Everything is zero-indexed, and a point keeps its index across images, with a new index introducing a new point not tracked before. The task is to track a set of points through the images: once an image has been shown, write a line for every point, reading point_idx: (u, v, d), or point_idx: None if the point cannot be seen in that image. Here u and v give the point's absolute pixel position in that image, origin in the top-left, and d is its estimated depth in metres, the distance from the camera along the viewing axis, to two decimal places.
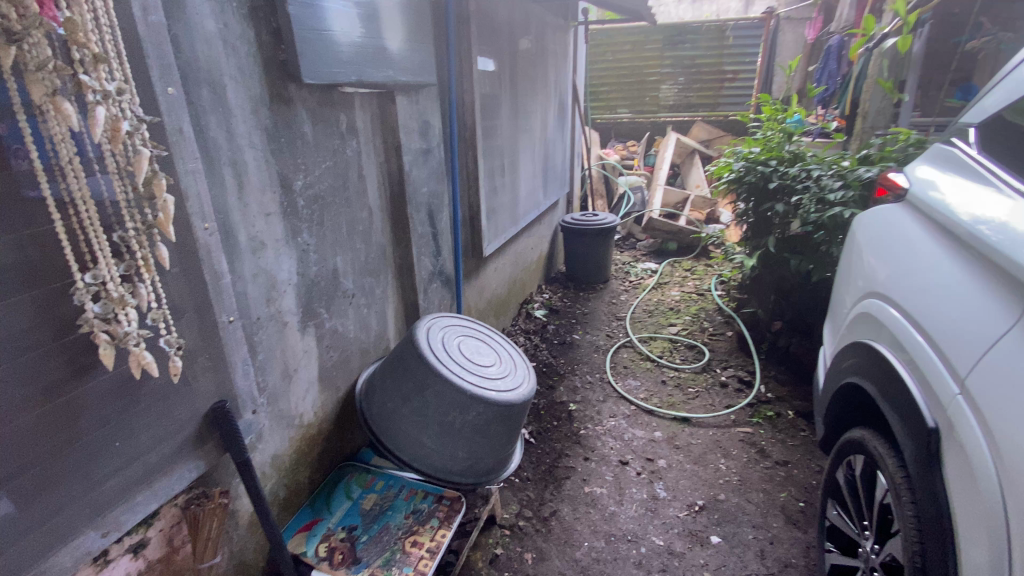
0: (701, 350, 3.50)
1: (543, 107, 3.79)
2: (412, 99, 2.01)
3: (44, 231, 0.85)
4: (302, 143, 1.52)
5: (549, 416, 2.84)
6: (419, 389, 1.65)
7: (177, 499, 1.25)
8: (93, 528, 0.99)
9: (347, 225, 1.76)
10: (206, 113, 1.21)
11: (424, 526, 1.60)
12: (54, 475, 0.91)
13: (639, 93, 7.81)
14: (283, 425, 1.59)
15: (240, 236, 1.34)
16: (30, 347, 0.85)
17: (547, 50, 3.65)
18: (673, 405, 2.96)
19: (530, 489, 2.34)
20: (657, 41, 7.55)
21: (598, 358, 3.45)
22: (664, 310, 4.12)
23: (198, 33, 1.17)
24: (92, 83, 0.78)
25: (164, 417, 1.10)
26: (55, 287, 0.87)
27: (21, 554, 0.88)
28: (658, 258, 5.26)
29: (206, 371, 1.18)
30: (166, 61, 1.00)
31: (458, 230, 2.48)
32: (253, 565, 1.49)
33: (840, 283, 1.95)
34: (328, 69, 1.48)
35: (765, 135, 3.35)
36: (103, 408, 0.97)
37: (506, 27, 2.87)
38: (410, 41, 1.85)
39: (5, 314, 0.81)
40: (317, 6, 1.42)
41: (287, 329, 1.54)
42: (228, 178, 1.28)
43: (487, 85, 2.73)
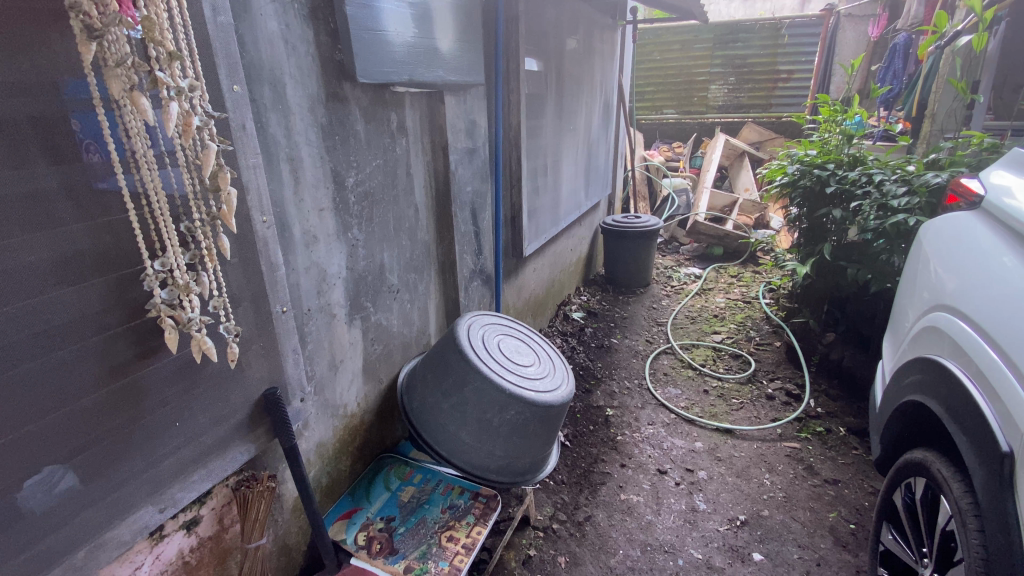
0: (746, 360, 3.37)
1: (588, 107, 3.76)
2: (459, 99, 2.04)
3: (118, 219, 0.91)
4: (355, 140, 1.56)
5: (585, 420, 2.81)
6: (459, 385, 1.66)
7: (228, 481, 1.30)
8: (151, 502, 1.06)
9: (394, 221, 1.80)
10: (267, 109, 1.26)
11: (460, 522, 1.61)
12: (119, 451, 0.97)
13: (688, 94, 7.62)
14: (327, 414, 1.63)
15: (295, 229, 1.38)
16: (103, 328, 0.91)
17: (593, 50, 3.61)
18: (716, 415, 2.87)
19: (565, 492, 2.32)
20: (707, 40, 7.36)
21: (637, 364, 3.39)
22: (707, 317, 4.00)
23: (262, 33, 1.22)
24: (167, 80, 0.81)
25: (220, 401, 1.15)
26: (126, 273, 0.93)
27: (88, 522, 0.95)
28: (702, 264, 5.12)
29: (259, 359, 1.23)
30: (232, 59, 1.05)
31: (500, 229, 2.49)
32: (296, 548, 1.54)
33: (904, 294, 1.83)
34: (381, 69, 1.52)
35: (822, 137, 3.20)
36: (164, 389, 1.03)
37: (554, 27, 2.87)
38: (461, 41, 1.87)
39: (80, 298, 0.87)
40: (372, 7, 1.46)
41: (335, 321, 1.58)
42: (285, 174, 1.33)
43: (532, 85, 2.73)
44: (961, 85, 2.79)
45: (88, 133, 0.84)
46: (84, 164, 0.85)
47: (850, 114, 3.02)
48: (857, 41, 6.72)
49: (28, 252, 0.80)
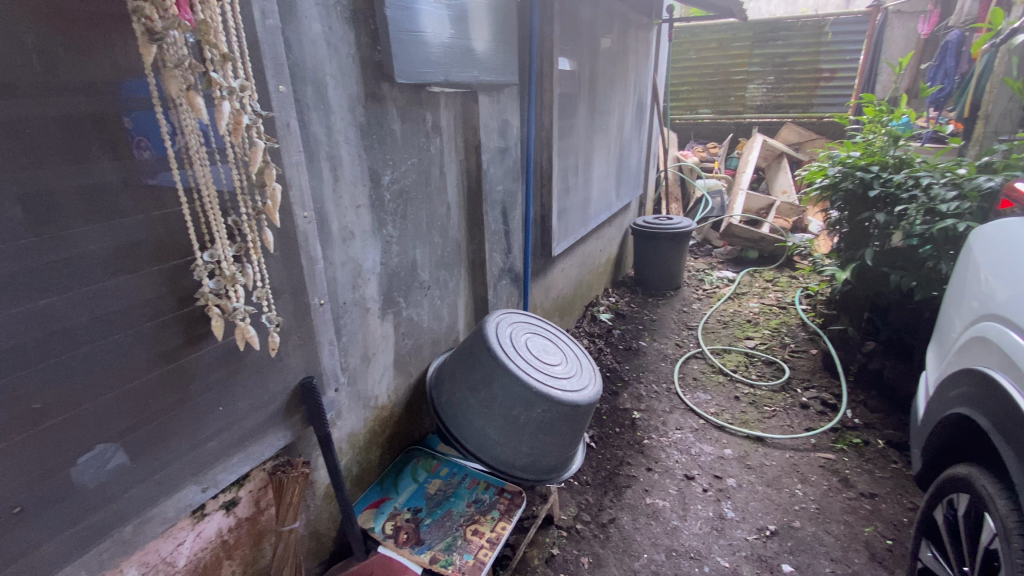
0: (780, 367, 3.28)
1: (621, 107, 3.73)
2: (493, 99, 2.06)
3: (172, 212, 0.96)
4: (391, 140, 1.60)
5: (611, 422, 2.79)
6: (486, 381, 1.68)
7: (266, 465, 1.36)
8: (195, 482, 1.11)
9: (427, 219, 1.83)
10: (310, 108, 1.30)
11: (485, 516, 1.63)
12: (167, 430, 1.03)
13: (725, 93, 7.46)
14: (359, 405, 1.68)
15: (333, 225, 1.43)
16: (156, 314, 0.97)
17: (628, 49, 3.58)
18: (747, 422, 2.80)
19: (589, 493, 2.31)
20: (745, 38, 7.18)
21: (666, 367, 3.34)
22: (740, 322, 3.91)
23: (307, 35, 1.26)
24: (220, 80, 0.85)
25: (260, 387, 1.21)
26: (177, 263, 0.99)
27: (137, 498, 1.01)
28: (735, 267, 5.00)
29: (297, 349, 1.28)
30: (279, 62, 1.10)
31: (529, 228, 2.50)
32: (326, 534, 1.59)
33: (950, 302, 1.75)
34: (419, 70, 1.55)
35: (866, 138, 3.09)
36: (211, 374, 1.09)
37: (588, 26, 2.86)
38: (496, 41, 1.89)
39: (137, 285, 0.93)
40: (411, 9, 1.49)
41: (368, 315, 1.62)
42: (325, 171, 1.38)
43: (566, 85, 2.73)
44: (1017, 86, 2.64)
45: (147, 130, 0.90)
46: (141, 158, 0.90)
47: (897, 115, 2.92)
48: (906, 39, 6.42)
49: (91, 241, 0.85)
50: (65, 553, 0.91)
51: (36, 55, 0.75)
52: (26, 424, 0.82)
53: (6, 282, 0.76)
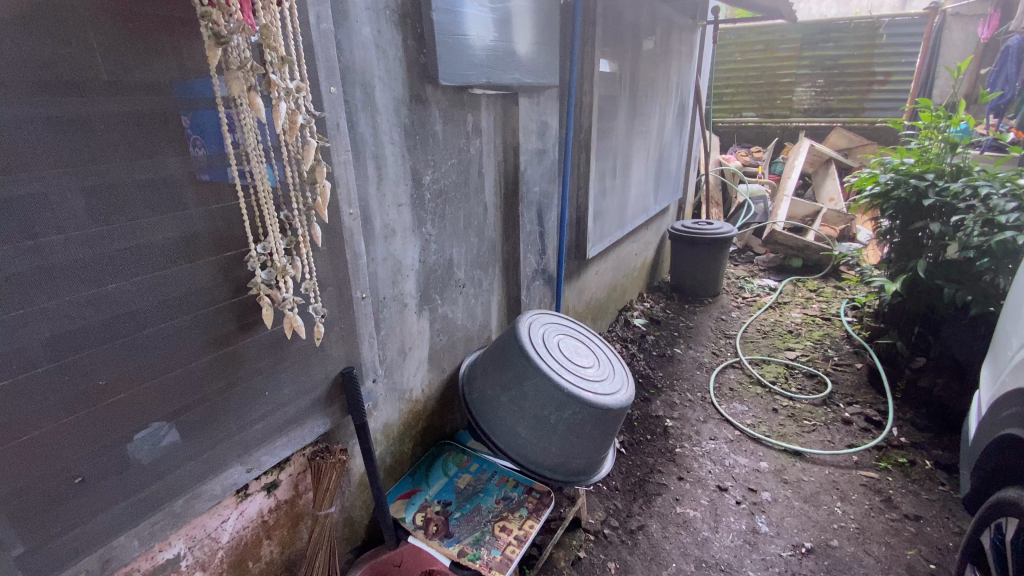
0: (822, 380, 3.16)
1: (661, 109, 3.68)
2: (533, 101, 2.08)
3: (230, 205, 1.02)
4: (433, 140, 1.64)
5: (643, 429, 2.76)
6: (517, 380, 1.70)
7: (306, 450, 1.41)
8: (240, 462, 1.18)
9: (464, 218, 1.86)
10: (358, 109, 1.36)
11: (514, 514, 1.65)
12: (217, 412, 1.10)
13: (770, 96, 7.24)
14: (394, 397, 1.73)
15: (376, 222, 1.48)
16: (212, 301, 1.03)
17: (670, 51, 3.53)
18: (785, 436, 2.72)
19: (618, 499, 2.29)
20: (794, 40, 6.95)
21: (701, 376, 3.27)
22: (780, 332, 3.79)
23: (357, 39, 1.32)
24: (278, 82, 0.89)
25: (303, 374, 1.27)
26: (232, 253, 1.05)
27: (189, 474, 1.07)
28: (778, 276, 4.84)
29: (339, 340, 1.33)
30: (331, 64, 1.15)
31: (565, 230, 2.51)
32: (359, 521, 1.64)
33: (1007, 318, 1.66)
34: (462, 73, 1.58)
35: (921, 144, 2.95)
36: (259, 360, 1.15)
37: (631, 28, 2.84)
38: (538, 43, 1.90)
39: (196, 274, 0.99)
40: (456, 12, 1.52)
41: (406, 310, 1.67)
42: (371, 170, 1.43)
43: (606, 87, 2.72)
44: None
45: (207, 129, 0.96)
46: (202, 155, 0.96)
47: (955, 122, 2.71)
48: (965, 42, 6.08)
49: (156, 231, 0.92)
50: (125, 520, 0.98)
51: (114, 59, 0.82)
52: (93, 398, 0.89)
53: (82, 266, 0.83)
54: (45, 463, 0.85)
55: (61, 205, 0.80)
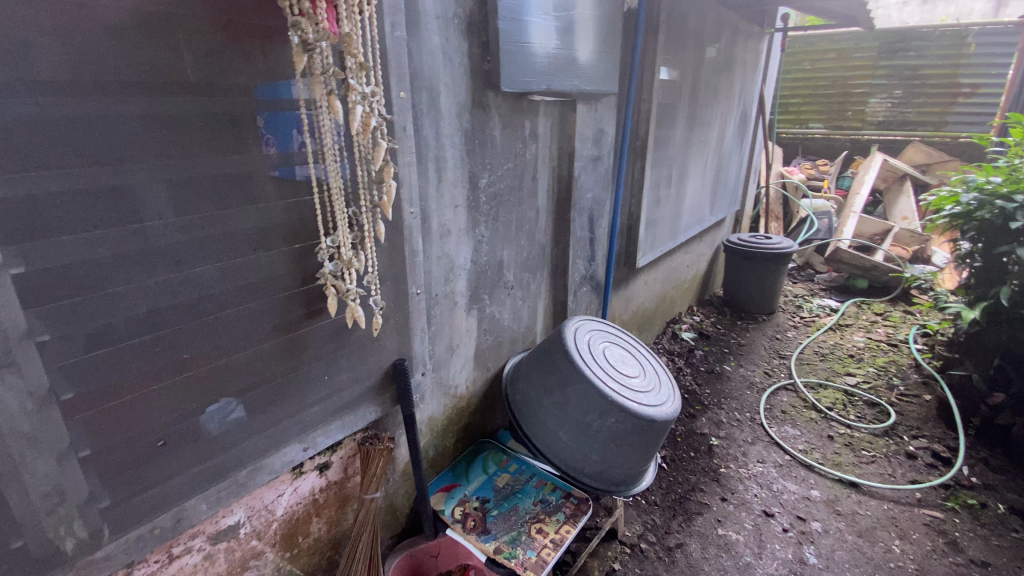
0: (885, 410, 2.97)
1: (722, 118, 3.59)
2: (591, 107, 2.09)
3: (304, 200, 1.11)
4: (492, 145, 1.68)
5: (686, 445, 2.69)
6: (561, 384, 1.71)
7: (356, 435, 1.48)
8: (298, 441, 1.26)
9: (517, 222, 1.90)
10: (423, 113, 1.42)
11: (550, 517, 1.66)
12: (281, 392, 1.18)
13: (841, 107, 6.88)
14: (440, 392, 1.78)
15: (433, 222, 1.54)
16: (284, 288, 1.11)
17: (735, 58, 3.44)
18: (840, 465, 2.58)
19: (657, 514, 2.25)
20: (869, 49, 6.59)
21: (752, 396, 3.15)
22: (840, 356, 3.59)
23: (427, 46, 1.38)
24: (356, 86, 0.96)
25: (359, 363, 1.34)
26: (304, 245, 1.13)
27: (253, 446, 1.16)
28: (840, 296, 4.59)
29: (393, 332, 1.40)
30: (402, 70, 1.22)
31: (615, 238, 2.50)
32: (401, 509, 1.70)
33: None
34: (523, 79, 1.61)
35: (1011, 163, 2.72)
36: (321, 346, 1.23)
37: (694, 36, 2.79)
38: (599, 51, 1.91)
39: (271, 261, 1.07)
40: (522, 21, 1.55)
41: (456, 308, 1.71)
42: (432, 173, 1.49)
43: (666, 95, 2.68)
44: None
45: (279, 129, 1.03)
46: (273, 153, 1.03)
47: None
48: None
49: (240, 221, 1.00)
50: (197, 484, 1.07)
51: (212, 64, 0.91)
52: (176, 370, 0.98)
53: (175, 249, 0.92)
54: (133, 426, 0.94)
55: (162, 193, 0.89)
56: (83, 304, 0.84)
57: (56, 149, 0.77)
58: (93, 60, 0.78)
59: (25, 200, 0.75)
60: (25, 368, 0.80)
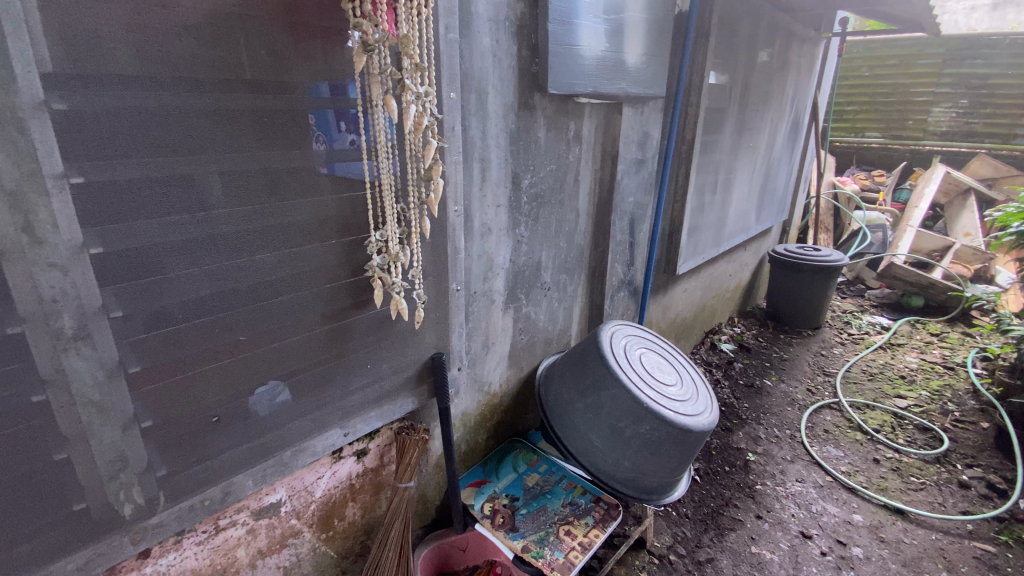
0: (937, 436, 2.81)
1: (773, 124, 3.48)
2: (637, 111, 2.07)
3: (355, 195, 1.15)
4: (536, 146, 1.70)
5: (721, 459, 2.62)
6: (595, 388, 1.70)
7: (393, 425, 1.52)
8: (339, 427, 1.30)
9: (557, 223, 1.90)
10: (471, 114, 1.44)
11: (579, 520, 1.65)
12: (326, 378, 1.23)
13: (900, 116, 6.56)
14: (474, 389, 1.80)
15: (476, 220, 1.56)
16: (334, 278, 1.16)
17: (788, 63, 3.33)
18: (885, 490, 2.45)
19: (687, 527, 2.20)
20: (933, 55, 6.27)
21: (793, 413, 3.04)
22: (890, 377, 3.41)
23: (477, 49, 1.40)
24: (411, 86, 0.99)
25: (400, 354, 1.38)
26: (355, 237, 1.18)
27: (297, 428, 1.21)
28: (892, 314, 4.37)
29: (432, 326, 1.44)
30: (453, 72, 1.25)
31: (656, 243, 2.46)
32: (432, 501, 1.73)
33: None
34: (571, 81, 1.62)
35: None
36: (365, 336, 1.27)
37: (747, 40, 2.73)
38: (648, 54, 1.89)
39: (322, 252, 1.12)
40: (571, 23, 1.56)
41: (493, 306, 1.73)
42: (476, 172, 1.52)
43: (714, 100, 2.63)
44: None
45: (332, 125, 1.07)
46: (322, 149, 1.06)
47: None
48: None
49: (296, 213, 1.05)
50: (245, 460, 1.13)
51: (277, 62, 0.96)
52: (232, 351, 1.03)
53: (237, 237, 0.97)
54: (192, 402, 1.00)
55: (226, 183, 0.94)
56: (151, 285, 0.89)
57: (137, 139, 0.83)
58: (174, 58, 0.84)
59: (106, 185, 0.81)
60: (98, 342, 0.86)
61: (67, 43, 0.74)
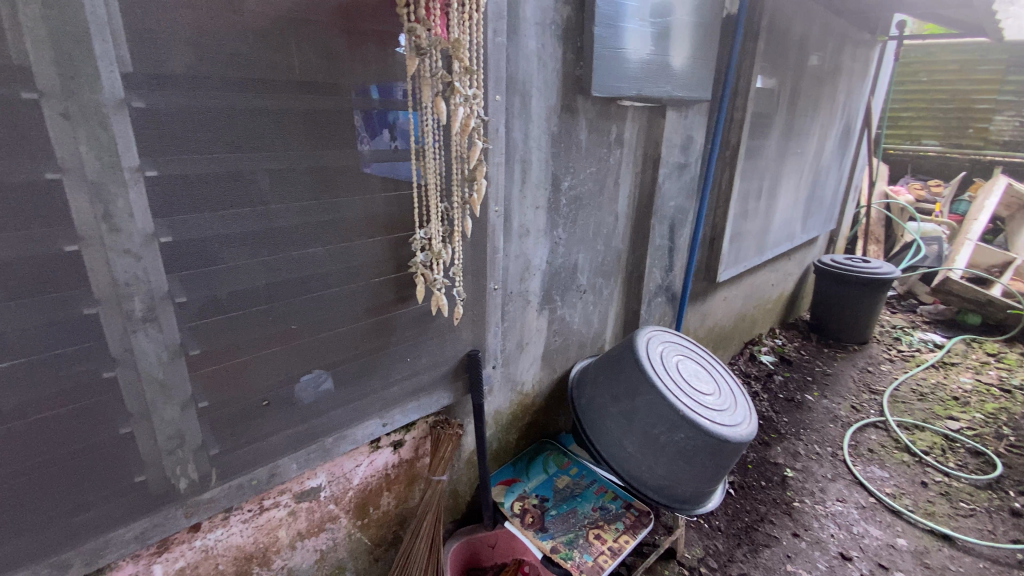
0: (991, 461, 2.65)
1: (822, 130, 3.36)
2: (681, 114, 2.04)
3: (402, 194, 1.19)
4: (577, 148, 1.70)
5: (757, 473, 2.54)
6: (629, 393, 1.69)
7: (428, 419, 1.55)
8: (378, 418, 1.34)
9: (595, 226, 1.90)
10: (515, 116, 1.46)
11: (609, 525, 1.64)
12: (368, 369, 1.27)
13: (959, 124, 6.23)
14: (507, 388, 1.82)
15: (515, 221, 1.58)
16: (380, 272, 1.20)
17: (840, 67, 3.22)
18: (932, 514, 2.33)
19: (720, 540, 2.14)
20: (998, 61, 5.93)
21: (835, 430, 2.92)
22: (941, 397, 3.24)
23: (523, 51, 1.42)
24: (461, 89, 1.01)
25: (437, 349, 1.41)
26: (400, 234, 1.22)
27: (339, 417, 1.25)
28: (947, 331, 4.14)
29: (469, 323, 1.46)
30: (498, 75, 1.27)
31: (696, 249, 2.42)
32: (463, 496, 1.76)
33: None
34: (614, 84, 1.62)
35: None
36: (406, 331, 1.31)
37: (797, 44, 2.65)
38: (693, 58, 1.87)
39: (369, 248, 1.17)
40: (617, 27, 1.56)
41: (529, 307, 1.75)
42: (517, 173, 1.53)
43: (761, 104, 2.57)
44: None
45: (379, 126, 1.11)
46: (367, 149, 1.10)
47: None
48: None
49: (347, 210, 1.10)
50: (290, 444, 1.18)
51: (332, 64, 1.01)
52: (283, 339, 1.08)
53: (292, 231, 1.03)
54: (245, 385, 1.06)
55: (284, 180, 0.99)
56: (211, 274, 0.95)
57: (207, 137, 0.88)
58: (240, 61, 0.89)
59: (177, 179, 0.87)
60: (164, 325, 0.92)
61: (146, 47, 0.80)
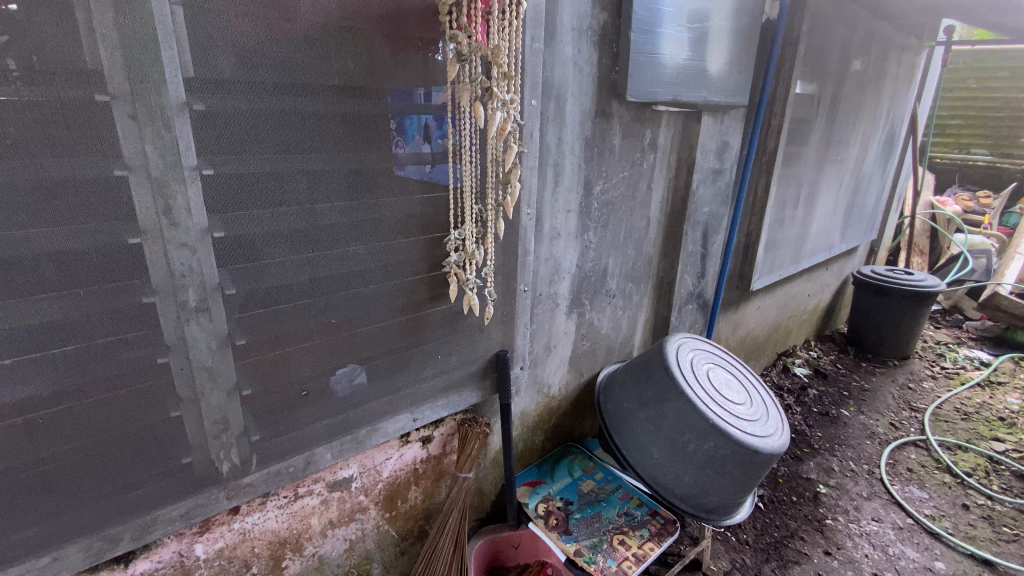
0: None
1: (864, 137, 3.26)
2: (717, 120, 2.02)
3: (438, 196, 1.22)
4: (610, 153, 1.71)
5: (788, 488, 2.48)
6: (658, 399, 1.67)
7: (457, 416, 1.58)
8: (409, 412, 1.37)
9: (626, 230, 1.90)
10: (550, 120, 1.48)
11: (634, 531, 1.63)
12: (400, 365, 1.30)
13: (1012, 132, 5.94)
14: (534, 389, 1.83)
15: (546, 224, 1.60)
16: (415, 271, 1.24)
17: (885, 73, 3.12)
18: (974, 539, 2.23)
19: (748, 554, 2.10)
20: None
21: (872, 448, 2.82)
22: (987, 417, 3.09)
23: (559, 56, 1.44)
24: (499, 95, 1.04)
25: (467, 348, 1.44)
26: (436, 234, 1.25)
27: (371, 410, 1.29)
28: (995, 349, 3.94)
29: (499, 323, 1.49)
30: (535, 80, 1.30)
31: (729, 256, 2.38)
32: (488, 495, 1.77)
33: None
34: (649, 89, 1.62)
35: None
36: (438, 329, 1.34)
37: (840, 49, 2.59)
38: (731, 63, 1.86)
39: (405, 247, 1.20)
40: (654, 32, 1.56)
41: (558, 309, 1.76)
42: (550, 176, 1.55)
43: (800, 110, 2.52)
44: None
45: (416, 130, 1.13)
46: (402, 152, 1.13)
47: None
48: None
49: (385, 210, 1.14)
50: (325, 434, 1.22)
51: (376, 70, 1.05)
52: (322, 332, 1.13)
53: (334, 229, 1.07)
54: (285, 375, 1.10)
55: (329, 181, 1.03)
56: (256, 268, 1.00)
57: (259, 139, 0.93)
58: (290, 68, 0.94)
59: (231, 178, 0.92)
60: (213, 315, 0.97)
61: (206, 53, 0.85)
